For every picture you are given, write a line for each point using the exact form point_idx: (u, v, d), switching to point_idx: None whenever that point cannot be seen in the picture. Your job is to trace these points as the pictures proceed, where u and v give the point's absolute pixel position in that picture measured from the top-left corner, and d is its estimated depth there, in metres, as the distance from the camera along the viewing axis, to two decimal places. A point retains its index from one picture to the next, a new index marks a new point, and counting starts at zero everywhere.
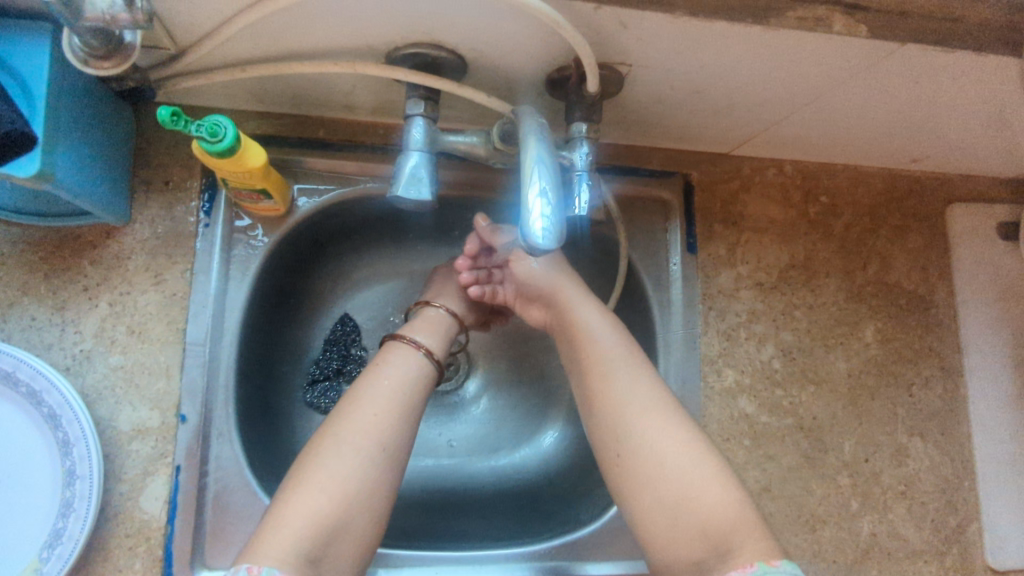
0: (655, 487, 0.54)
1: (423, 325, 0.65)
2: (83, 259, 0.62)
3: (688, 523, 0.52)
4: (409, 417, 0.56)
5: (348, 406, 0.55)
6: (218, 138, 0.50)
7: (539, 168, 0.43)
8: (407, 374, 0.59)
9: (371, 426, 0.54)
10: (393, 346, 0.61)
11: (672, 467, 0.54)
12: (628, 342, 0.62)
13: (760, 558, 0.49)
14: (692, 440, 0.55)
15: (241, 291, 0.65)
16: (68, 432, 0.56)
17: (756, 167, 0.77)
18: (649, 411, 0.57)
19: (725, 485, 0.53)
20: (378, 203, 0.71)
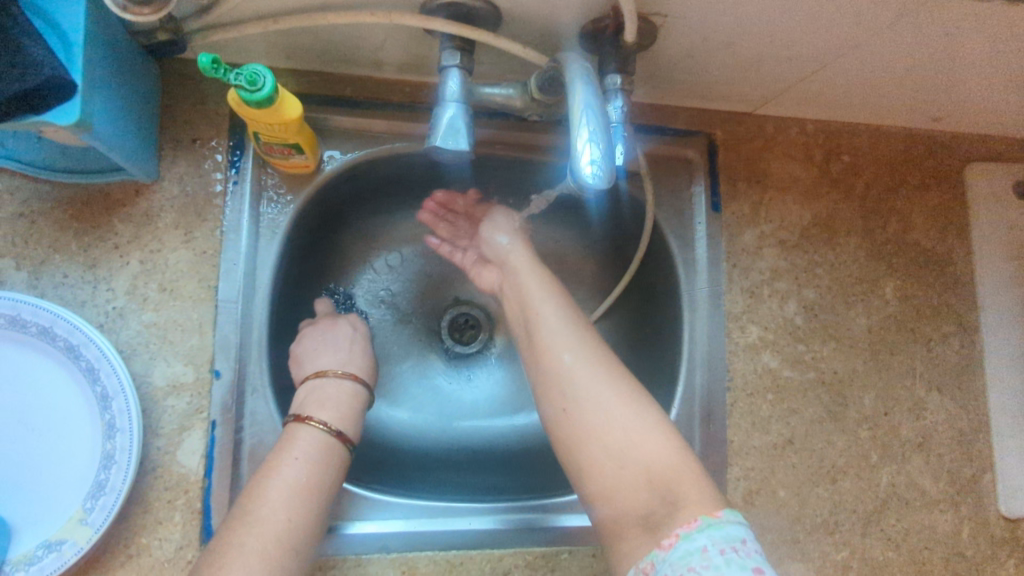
0: (599, 440, 0.54)
1: (328, 399, 0.60)
2: (114, 216, 0.62)
3: (632, 471, 0.53)
4: (317, 511, 0.54)
5: (254, 514, 0.51)
6: (256, 87, 0.50)
7: (588, 114, 0.43)
8: (315, 471, 0.55)
9: (282, 534, 0.51)
10: (303, 430, 0.57)
11: (613, 420, 0.54)
12: (568, 308, 0.62)
13: (704, 511, 0.49)
14: (634, 395, 0.56)
15: (272, 248, 0.65)
16: (106, 385, 0.56)
17: (779, 126, 0.77)
18: (591, 366, 0.57)
19: (665, 437, 0.54)
20: (404, 161, 0.71)
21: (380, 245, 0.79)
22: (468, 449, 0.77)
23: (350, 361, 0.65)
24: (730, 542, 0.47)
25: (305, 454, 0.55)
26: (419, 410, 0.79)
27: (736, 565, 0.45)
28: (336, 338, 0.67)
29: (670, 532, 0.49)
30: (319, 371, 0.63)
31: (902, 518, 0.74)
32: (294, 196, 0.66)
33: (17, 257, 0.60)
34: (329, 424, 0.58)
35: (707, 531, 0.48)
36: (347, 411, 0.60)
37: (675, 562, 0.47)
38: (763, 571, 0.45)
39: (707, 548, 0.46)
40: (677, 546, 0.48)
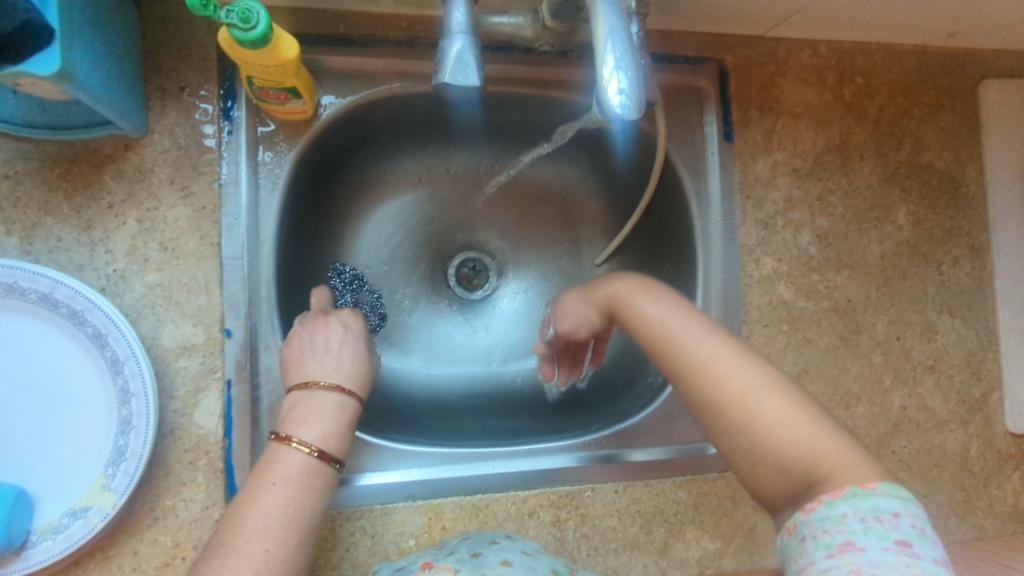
0: (732, 437, 0.48)
1: (313, 414, 0.55)
2: (105, 174, 0.59)
3: (765, 465, 0.47)
4: (301, 539, 0.49)
5: (230, 546, 0.46)
6: (250, 25, 0.45)
7: (613, 40, 0.39)
8: (296, 498, 0.50)
9: (260, 567, 0.46)
10: (282, 455, 0.52)
11: (748, 411, 0.48)
12: (681, 307, 0.55)
13: (850, 480, 0.44)
14: (767, 380, 0.49)
15: (273, 200, 0.62)
16: (116, 350, 0.54)
17: (791, 49, 0.74)
18: (717, 359, 0.50)
19: (806, 418, 0.47)
20: (404, 102, 0.68)
21: (381, 191, 0.77)
22: (483, 394, 0.78)
23: (341, 367, 0.59)
24: (877, 513, 0.42)
25: (283, 479, 0.51)
26: (433, 358, 0.79)
27: (876, 534, 0.40)
28: (326, 341, 0.60)
29: (813, 496, 0.44)
30: (304, 381, 0.57)
31: (913, 439, 0.75)
32: (292, 145, 0.63)
33: (6, 222, 0.57)
34: (314, 445, 0.53)
35: (853, 500, 0.42)
36: (333, 427, 0.55)
37: (813, 526, 0.43)
38: (910, 546, 0.40)
39: (848, 516, 0.42)
40: (817, 510, 0.43)
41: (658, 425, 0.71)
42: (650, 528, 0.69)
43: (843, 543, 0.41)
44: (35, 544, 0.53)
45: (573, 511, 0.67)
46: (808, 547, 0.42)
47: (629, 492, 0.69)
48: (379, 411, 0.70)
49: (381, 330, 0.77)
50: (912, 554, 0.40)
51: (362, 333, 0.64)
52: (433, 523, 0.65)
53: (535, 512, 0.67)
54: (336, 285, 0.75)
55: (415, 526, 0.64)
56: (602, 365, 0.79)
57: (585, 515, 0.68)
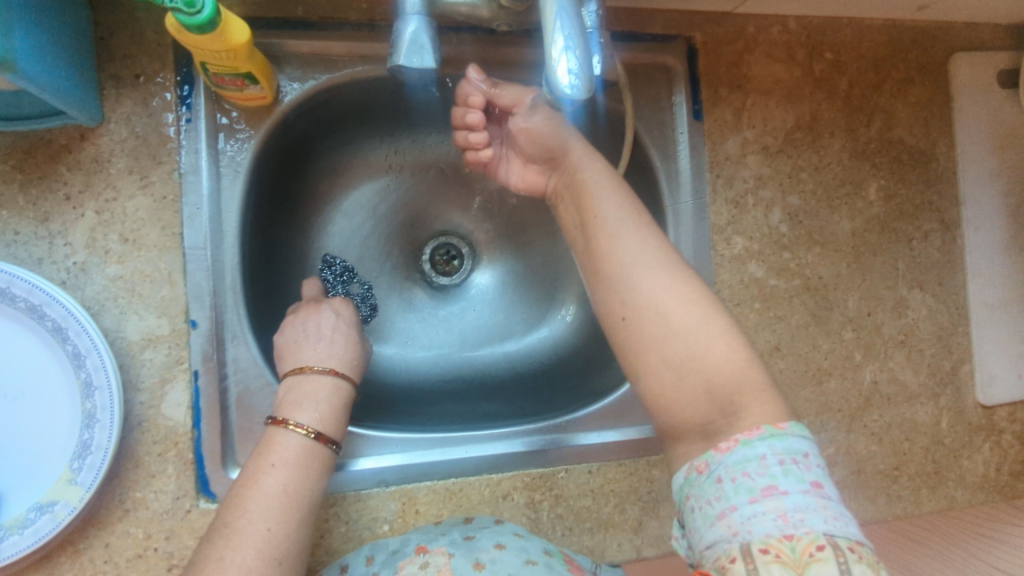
0: (660, 349, 0.51)
1: (310, 397, 0.57)
2: (61, 165, 0.58)
3: (691, 381, 0.49)
4: (301, 515, 0.52)
5: (233, 527, 0.49)
6: (195, 9, 0.44)
7: (562, 19, 0.39)
8: (294, 478, 0.53)
9: (263, 545, 0.49)
10: (281, 437, 0.54)
11: (678, 324, 0.50)
12: (630, 203, 0.57)
13: (767, 421, 0.47)
14: (701, 301, 0.51)
15: (236, 189, 0.61)
16: (77, 344, 0.54)
17: (760, 26, 0.73)
18: (657, 268, 0.53)
19: (733, 344, 0.50)
20: (367, 85, 0.67)
21: (349, 177, 0.76)
22: (459, 379, 0.77)
23: (334, 351, 0.61)
24: (792, 455, 0.44)
25: (282, 460, 0.53)
26: (409, 344, 0.78)
27: (795, 477, 0.43)
28: (318, 329, 0.63)
29: (729, 437, 0.47)
30: (299, 366, 0.60)
31: (884, 413, 0.76)
32: (254, 131, 0.62)
33: None
34: (310, 426, 0.55)
35: (770, 441, 0.45)
36: (328, 410, 0.58)
37: (730, 466, 0.45)
38: (822, 486, 0.43)
39: (768, 457, 0.44)
40: (734, 450, 0.46)
41: (624, 407, 0.71)
42: (624, 507, 0.69)
43: (765, 486, 0.43)
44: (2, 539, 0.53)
45: (547, 492, 0.68)
46: (727, 488, 0.44)
47: (602, 472, 0.70)
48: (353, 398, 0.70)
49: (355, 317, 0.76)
50: (823, 494, 0.43)
51: (353, 320, 0.66)
52: (407, 508, 0.65)
53: (509, 494, 0.67)
54: (325, 279, 0.75)
55: (389, 511, 0.65)
56: (577, 347, 0.79)
57: (559, 496, 0.68)
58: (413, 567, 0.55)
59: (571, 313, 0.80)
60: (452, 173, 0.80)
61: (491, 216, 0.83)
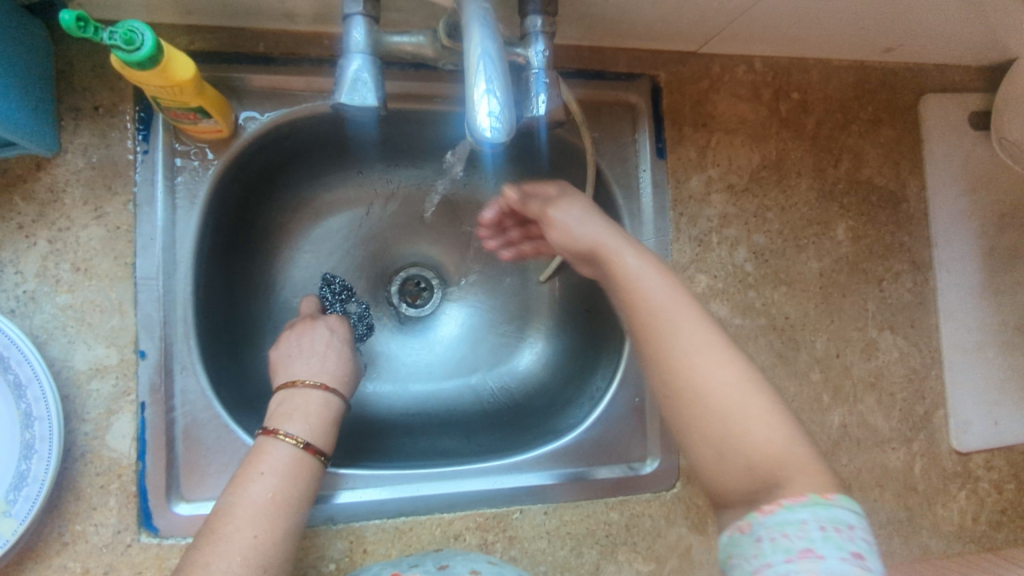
0: (696, 425, 0.45)
1: (303, 408, 0.57)
2: (14, 194, 0.58)
3: (733, 462, 0.44)
4: (289, 526, 0.51)
5: (219, 532, 0.48)
6: (134, 46, 0.45)
7: (485, 63, 0.39)
8: (283, 487, 0.52)
9: (248, 551, 0.48)
10: (271, 447, 0.54)
11: (717, 404, 0.45)
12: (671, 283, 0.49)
13: (811, 489, 0.41)
14: (740, 381, 0.45)
15: (190, 221, 0.61)
16: (18, 373, 0.53)
17: (726, 65, 0.74)
18: (699, 348, 0.46)
19: (781, 426, 0.44)
20: (330, 119, 0.67)
21: (316, 209, 0.76)
22: (421, 414, 0.76)
23: (325, 368, 0.62)
24: (835, 525, 0.39)
25: (271, 469, 0.53)
26: (371, 376, 0.77)
27: (837, 545, 0.38)
28: (311, 344, 0.64)
29: (770, 499, 0.41)
30: (290, 380, 0.60)
31: (854, 458, 0.74)
32: (211, 164, 0.62)
33: None
34: (300, 437, 0.55)
35: (811, 509, 0.40)
36: (318, 422, 0.57)
37: (771, 527, 0.40)
38: (865, 561, 0.38)
39: (808, 523, 0.39)
40: (776, 512, 0.40)
41: (592, 444, 0.70)
42: (581, 550, 0.68)
43: (802, 549, 0.38)
44: None
45: (501, 534, 0.66)
46: (762, 550, 0.39)
47: (559, 513, 0.68)
48: None
49: None
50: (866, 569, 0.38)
51: (346, 336, 0.67)
52: (355, 547, 0.64)
53: (461, 534, 0.66)
54: (326, 296, 0.77)
55: (336, 550, 0.63)
56: (543, 384, 0.78)
57: (513, 537, 0.67)
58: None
59: (534, 349, 0.80)
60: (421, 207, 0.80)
61: (460, 249, 0.83)
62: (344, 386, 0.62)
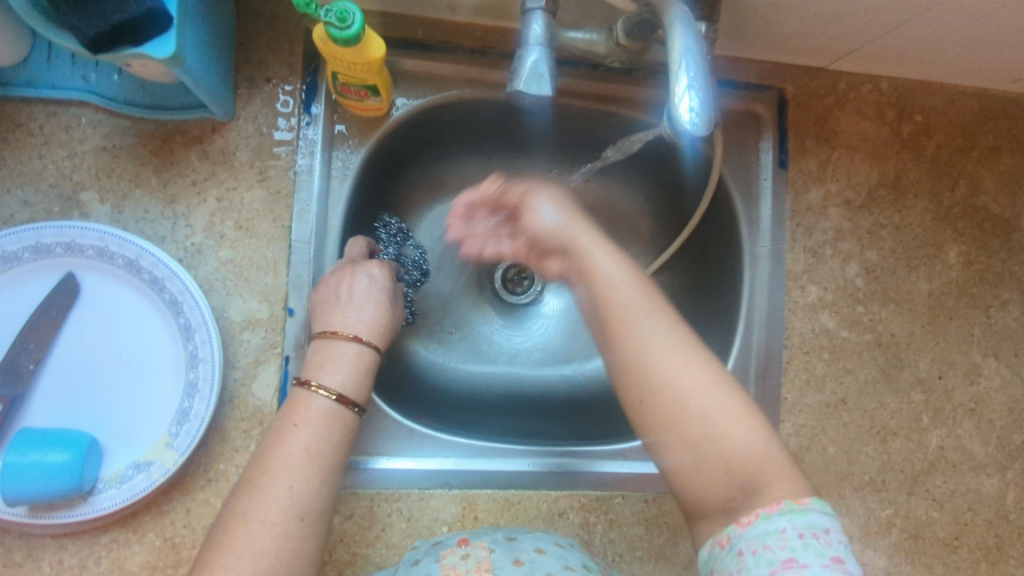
0: (678, 432, 0.49)
1: (336, 362, 0.56)
2: (192, 154, 0.63)
3: (711, 462, 0.48)
4: (325, 476, 0.52)
5: (256, 483, 0.49)
6: (346, 25, 0.49)
7: (688, 61, 0.42)
8: (319, 438, 0.52)
9: (285, 501, 0.49)
10: (307, 402, 0.54)
11: (694, 408, 0.49)
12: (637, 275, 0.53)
13: (786, 495, 0.46)
14: (716, 383, 0.49)
15: (342, 191, 0.66)
16: (190, 317, 0.58)
17: (852, 83, 0.75)
18: (668, 353, 0.50)
19: (752, 425, 0.49)
20: (471, 107, 0.71)
21: (439, 191, 0.80)
22: (521, 395, 0.79)
23: (361, 323, 0.59)
24: (813, 529, 0.45)
25: (305, 420, 0.53)
26: (473, 355, 0.80)
27: (814, 551, 0.44)
28: (349, 291, 0.60)
29: (749, 510, 0.47)
30: (326, 328, 0.59)
31: (948, 480, 0.75)
32: (364, 142, 0.67)
33: (101, 191, 0.62)
34: (334, 389, 0.55)
35: (789, 516, 0.45)
36: (352, 375, 0.56)
37: (751, 538, 0.46)
38: (843, 563, 0.43)
39: (787, 531, 0.45)
40: (754, 524, 0.46)
41: None
42: (677, 540, 0.70)
43: (785, 560, 0.43)
44: (101, 491, 0.56)
45: (603, 516, 0.69)
46: (748, 560, 0.45)
47: (658, 503, 0.70)
48: (419, 401, 0.73)
49: (425, 324, 0.79)
50: (844, 570, 0.43)
51: (387, 281, 0.63)
52: (466, 513, 0.67)
53: (565, 513, 0.68)
54: (381, 236, 0.74)
55: (449, 513, 0.66)
56: None
57: (614, 521, 0.69)
58: (455, 557, 0.57)
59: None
60: None
61: None
62: (377, 337, 0.60)
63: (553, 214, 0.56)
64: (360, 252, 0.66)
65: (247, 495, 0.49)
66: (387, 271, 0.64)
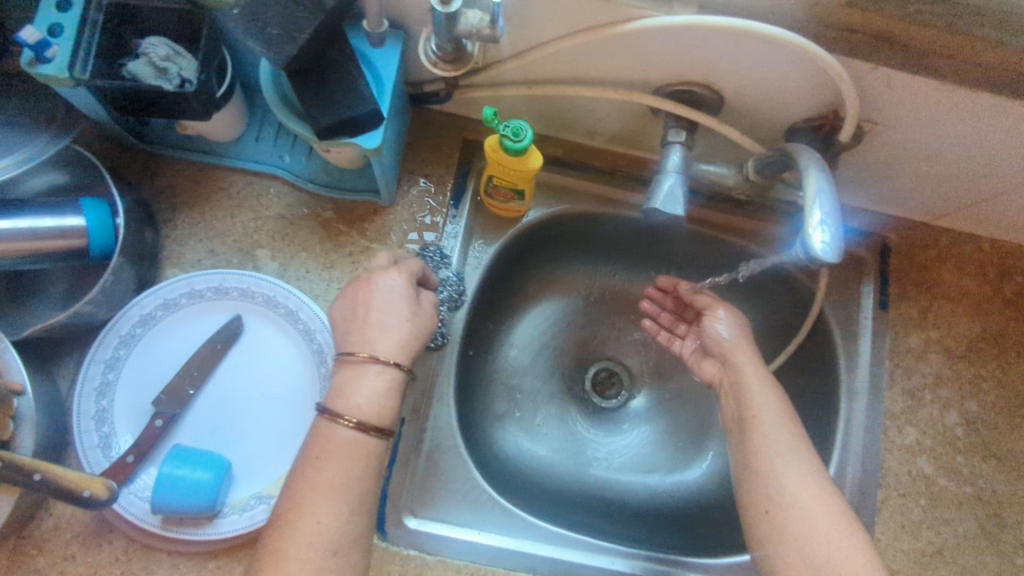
0: (801, 550, 0.53)
1: (355, 384, 0.56)
2: (353, 229, 0.73)
3: None
4: (356, 505, 0.53)
5: (288, 520, 0.51)
6: (518, 138, 0.59)
7: (821, 199, 0.49)
8: (342, 469, 0.53)
9: (317, 536, 0.50)
10: (327, 437, 0.54)
11: (820, 536, 0.53)
12: (788, 410, 0.62)
13: None
14: (844, 518, 0.54)
15: (473, 278, 0.75)
16: (331, 368, 0.65)
17: (954, 240, 0.80)
18: (802, 480, 0.56)
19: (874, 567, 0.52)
20: (595, 220, 0.80)
21: (548, 292, 0.88)
22: (601, 496, 0.80)
23: (381, 341, 0.58)
24: None
25: (326, 453, 0.53)
26: (558, 449, 0.83)
27: None
28: (363, 304, 0.59)
29: None
30: (348, 349, 0.58)
31: None
32: (497, 239, 0.77)
33: (273, 250, 0.72)
34: (353, 416, 0.54)
35: None
36: (371, 399, 0.56)
37: None
38: None
39: None
40: None
41: None
42: None
43: None
44: (224, 515, 0.61)
45: None
46: None
47: None
48: (507, 483, 0.75)
49: (516, 412, 0.83)
50: None
51: (413, 288, 0.61)
52: None
53: None
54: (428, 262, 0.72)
55: None
56: (718, 495, 0.80)
57: None
58: None
59: (707, 465, 0.83)
60: (624, 306, 0.91)
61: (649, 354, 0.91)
62: (399, 352, 0.58)
63: (730, 327, 0.71)
64: (389, 259, 0.63)
65: (281, 526, 0.51)
66: (410, 275, 0.62)
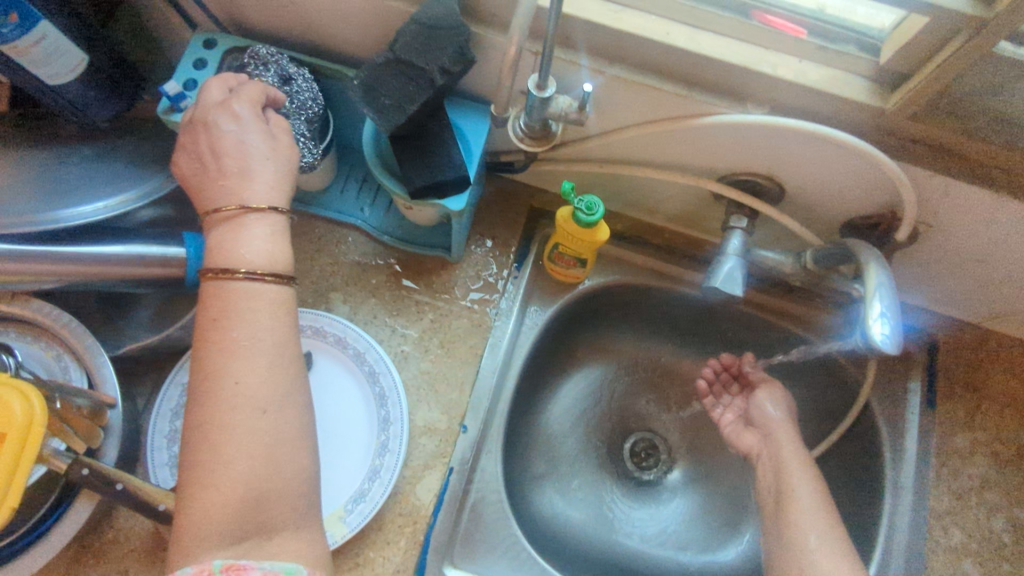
0: None
1: (235, 239, 0.49)
2: (421, 281, 0.78)
3: None
4: (268, 364, 0.46)
5: (209, 395, 0.45)
6: (592, 212, 0.63)
7: (882, 294, 0.52)
8: (261, 326, 0.47)
9: (244, 399, 0.45)
10: (222, 296, 0.47)
11: None
12: (824, 496, 0.64)
13: None
14: None
15: (528, 339, 0.79)
16: (390, 412, 0.68)
17: (1003, 343, 0.81)
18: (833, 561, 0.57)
19: None
20: (648, 293, 0.83)
21: (595, 359, 0.91)
22: (633, 568, 0.79)
23: (251, 186, 0.51)
24: None
25: (231, 312, 0.47)
26: (593, 515, 0.83)
27: None
28: (220, 146, 0.51)
29: None
30: (217, 202, 0.50)
31: None
32: (554, 303, 0.80)
33: (346, 294, 0.76)
34: (246, 267, 0.48)
35: None
36: (259, 249, 0.49)
37: None
38: None
39: None
40: None
41: None
42: None
43: None
44: None
45: None
46: None
47: None
48: (542, 543, 0.75)
49: (554, 473, 0.84)
50: None
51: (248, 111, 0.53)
52: None
53: None
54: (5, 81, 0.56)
55: None
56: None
57: None
58: None
59: (742, 547, 0.81)
60: (668, 378, 0.93)
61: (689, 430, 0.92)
62: (276, 196, 0.52)
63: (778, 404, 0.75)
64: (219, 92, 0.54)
65: (201, 417, 0.45)
66: (252, 100, 0.54)
